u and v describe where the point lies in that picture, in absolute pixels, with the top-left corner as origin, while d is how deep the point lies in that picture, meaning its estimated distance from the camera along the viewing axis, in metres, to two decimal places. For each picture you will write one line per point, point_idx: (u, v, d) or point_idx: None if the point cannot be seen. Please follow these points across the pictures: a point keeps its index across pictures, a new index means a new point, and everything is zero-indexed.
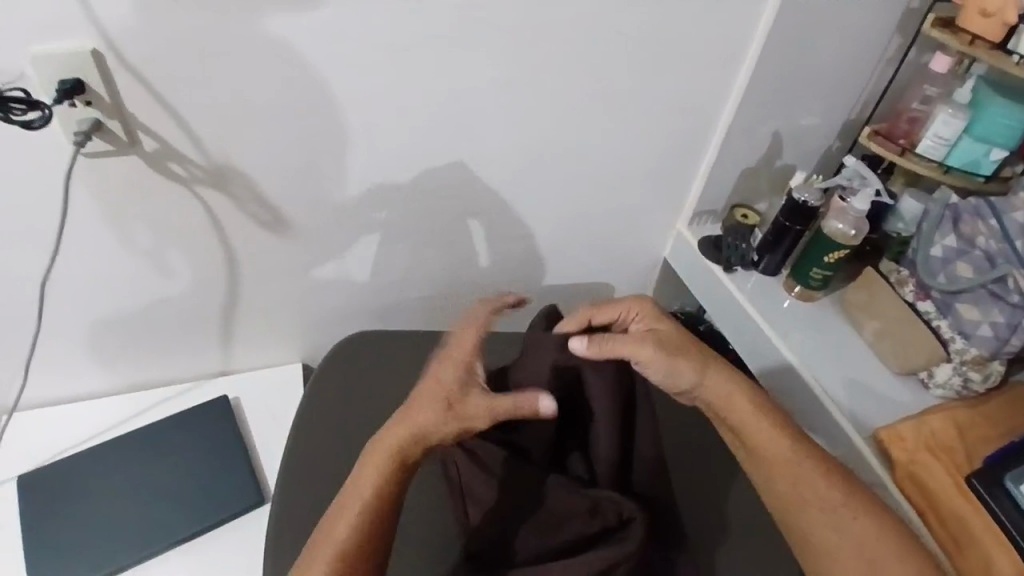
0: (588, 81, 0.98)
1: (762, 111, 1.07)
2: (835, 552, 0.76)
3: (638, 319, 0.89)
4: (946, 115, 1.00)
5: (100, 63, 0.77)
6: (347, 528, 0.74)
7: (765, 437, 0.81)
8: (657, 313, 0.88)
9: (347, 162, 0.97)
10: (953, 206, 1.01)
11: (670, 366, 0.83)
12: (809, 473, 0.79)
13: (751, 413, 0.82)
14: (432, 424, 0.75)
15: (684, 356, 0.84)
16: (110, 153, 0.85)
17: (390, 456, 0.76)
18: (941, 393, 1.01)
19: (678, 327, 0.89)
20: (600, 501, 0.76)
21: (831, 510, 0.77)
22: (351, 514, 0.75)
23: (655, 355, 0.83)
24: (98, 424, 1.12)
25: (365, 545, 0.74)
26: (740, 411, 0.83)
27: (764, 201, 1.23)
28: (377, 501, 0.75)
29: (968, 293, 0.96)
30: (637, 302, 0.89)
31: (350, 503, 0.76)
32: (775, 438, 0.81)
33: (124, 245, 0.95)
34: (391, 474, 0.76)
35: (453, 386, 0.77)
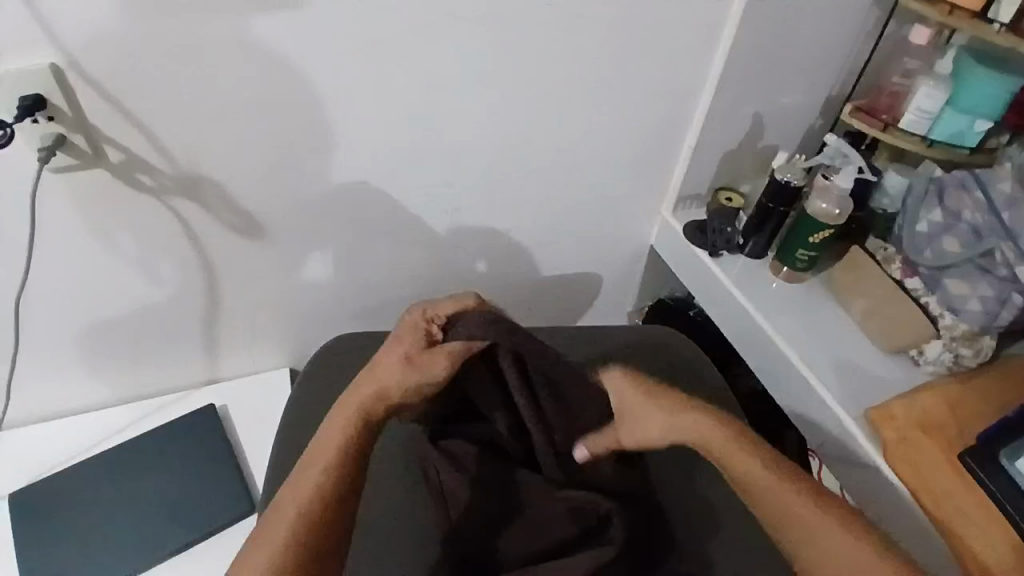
0: (562, 70, 0.96)
1: (740, 92, 1.06)
2: (832, 561, 0.75)
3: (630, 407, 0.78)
4: (927, 88, 0.99)
5: (60, 77, 0.76)
6: (304, 496, 0.73)
7: (750, 467, 0.77)
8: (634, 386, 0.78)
9: (322, 164, 0.96)
10: (938, 179, 1.00)
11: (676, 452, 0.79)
12: (791, 505, 0.76)
13: (734, 452, 0.78)
14: (391, 372, 0.76)
15: (663, 426, 0.76)
16: (77, 166, 0.84)
17: (347, 415, 0.76)
18: (931, 370, 0.99)
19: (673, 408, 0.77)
20: (581, 504, 0.75)
21: (821, 539, 0.75)
22: (310, 483, 0.73)
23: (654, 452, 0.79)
24: (86, 438, 1.11)
25: (320, 517, 0.72)
26: (719, 450, 0.77)
27: (748, 183, 1.21)
28: (339, 466, 0.74)
29: (957, 268, 0.96)
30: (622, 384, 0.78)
31: (309, 473, 0.74)
32: (755, 469, 0.77)
33: (99, 258, 0.94)
34: (348, 433, 0.75)
35: (415, 340, 0.77)
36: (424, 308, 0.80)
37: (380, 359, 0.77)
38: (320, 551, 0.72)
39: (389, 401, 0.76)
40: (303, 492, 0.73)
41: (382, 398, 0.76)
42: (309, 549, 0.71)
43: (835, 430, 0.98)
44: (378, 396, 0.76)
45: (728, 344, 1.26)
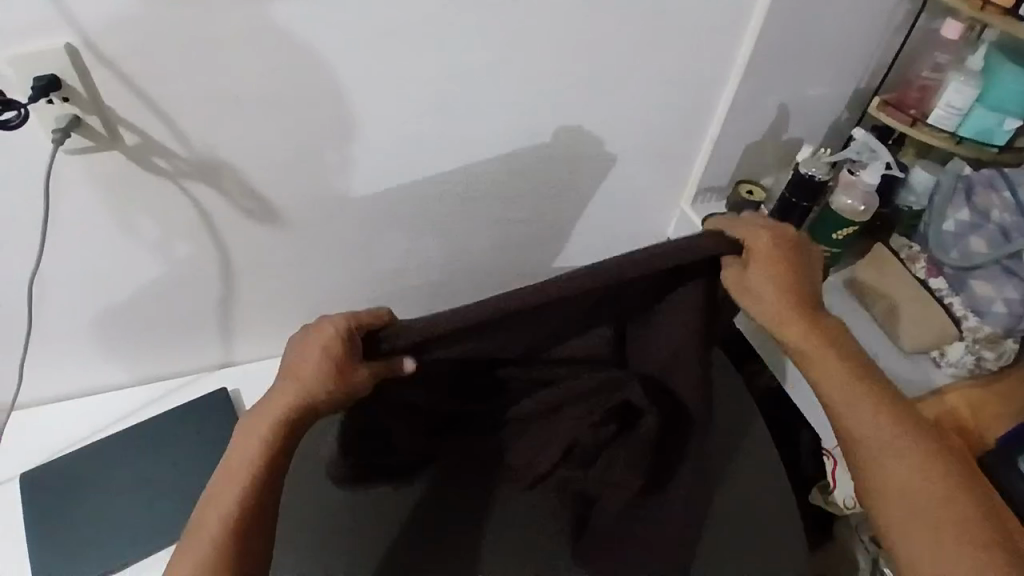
0: (585, 58, 0.94)
1: (766, 83, 1.03)
2: (898, 493, 0.75)
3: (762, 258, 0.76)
4: (958, 83, 0.96)
5: (75, 57, 0.74)
6: (226, 506, 0.69)
7: (829, 372, 0.78)
8: (777, 254, 0.75)
9: (343, 154, 0.95)
10: (967, 177, 0.98)
11: (768, 309, 0.77)
12: (864, 416, 0.77)
13: (814, 343, 0.78)
14: (310, 386, 0.70)
15: (768, 294, 0.76)
16: (91, 148, 0.82)
17: (266, 428, 0.71)
18: (953, 372, 0.97)
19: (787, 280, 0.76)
20: (613, 384, 0.86)
21: (888, 455, 0.76)
22: (231, 488, 0.70)
23: (748, 293, 0.77)
24: (98, 420, 1.11)
25: (247, 522, 0.70)
26: (815, 354, 0.78)
27: (770, 176, 1.19)
28: (260, 472, 0.71)
29: (984, 269, 0.95)
30: (766, 241, 0.75)
31: (229, 480, 0.71)
32: (833, 375, 0.78)
33: (112, 240, 0.93)
34: (266, 443, 0.71)
35: (337, 353, 0.69)
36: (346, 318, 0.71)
37: (302, 365, 0.71)
38: (249, 552, 0.70)
39: (314, 410, 0.71)
40: (228, 502, 0.69)
41: (304, 408, 0.71)
42: (240, 552, 0.69)
43: None
44: (300, 409, 0.71)
45: None
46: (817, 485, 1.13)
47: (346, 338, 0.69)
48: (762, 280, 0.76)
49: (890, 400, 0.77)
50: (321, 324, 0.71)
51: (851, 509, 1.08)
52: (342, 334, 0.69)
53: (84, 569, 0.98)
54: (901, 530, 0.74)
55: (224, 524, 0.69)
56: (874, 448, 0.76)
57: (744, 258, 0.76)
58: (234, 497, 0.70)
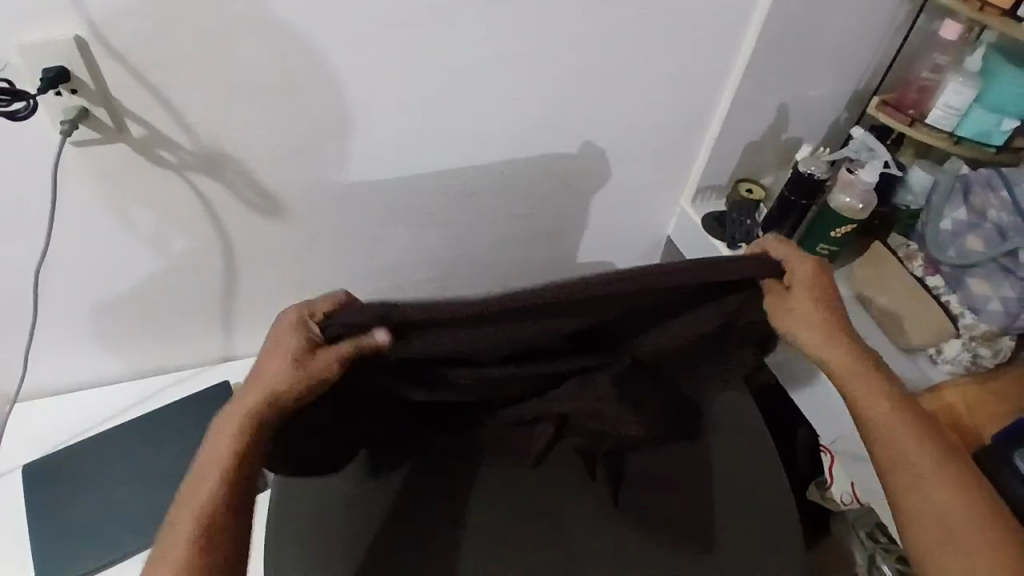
0: (587, 53, 0.95)
1: (766, 81, 1.04)
2: (925, 517, 0.73)
3: (801, 285, 0.74)
4: (955, 83, 0.98)
5: (84, 49, 0.76)
6: (200, 498, 0.67)
7: (863, 395, 0.76)
8: (818, 282, 0.74)
9: (343, 145, 0.95)
10: (964, 177, 0.99)
11: (809, 341, 0.75)
12: (898, 439, 0.75)
13: (857, 364, 0.76)
14: (276, 378, 0.66)
15: (808, 324, 0.74)
16: (98, 140, 0.83)
17: (236, 425, 0.68)
18: (948, 369, 0.98)
19: (824, 309, 0.75)
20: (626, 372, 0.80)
21: (920, 479, 0.73)
22: (207, 480, 0.68)
23: (791, 324, 0.75)
24: (102, 412, 1.12)
25: (217, 520, 0.67)
26: (849, 382, 0.76)
27: (770, 175, 1.20)
28: (233, 469, 0.68)
29: (980, 268, 0.95)
30: (805, 269, 0.74)
31: (202, 477, 0.68)
32: (866, 396, 0.76)
33: (117, 231, 0.94)
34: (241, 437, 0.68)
35: (294, 342, 0.67)
36: (298, 312, 0.69)
37: (268, 358, 0.68)
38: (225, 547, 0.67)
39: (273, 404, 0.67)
40: (203, 496, 0.67)
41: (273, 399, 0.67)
42: (210, 548, 0.66)
43: (849, 426, 0.97)
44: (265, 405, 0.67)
45: None
46: (814, 482, 1.14)
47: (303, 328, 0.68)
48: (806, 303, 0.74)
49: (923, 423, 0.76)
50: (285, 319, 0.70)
51: (849, 504, 1.08)
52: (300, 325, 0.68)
53: (84, 558, 0.98)
54: (933, 556, 0.71)
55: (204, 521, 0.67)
56: (914, 472, 0.74)
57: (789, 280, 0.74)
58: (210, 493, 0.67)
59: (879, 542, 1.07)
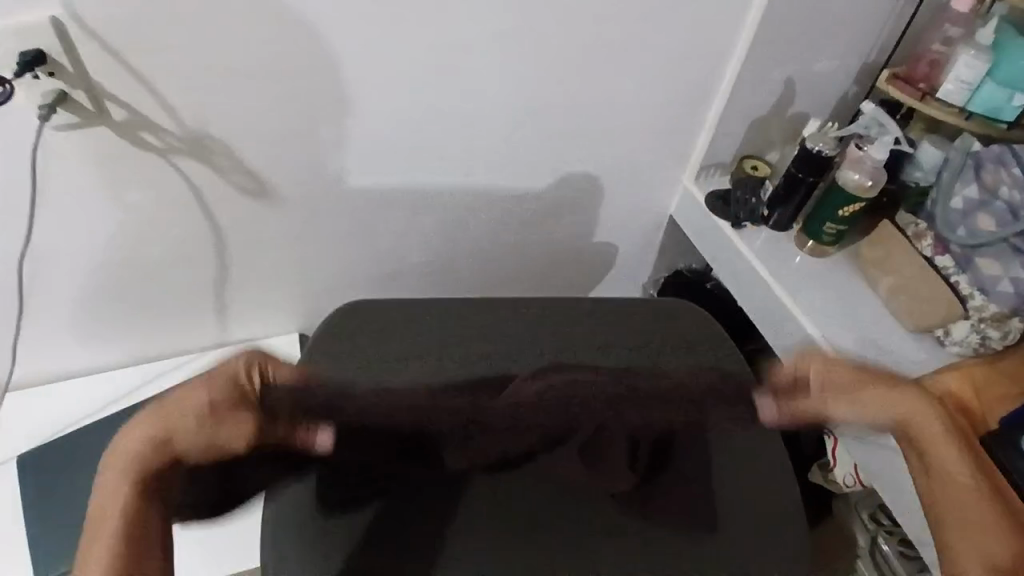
0: (589, 29, 0.91)
1: (773, 55, 1.01)
2: None
3: (817, 377, 0.83)
4: (967, 56, 0.95)
5: (61, 30, 0.72)
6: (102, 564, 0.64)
7: (948, 462, 0.77)
8: (829, 374, 0.83)
9: (338, 128, 0.92)
10: (976, 154, 0.96)
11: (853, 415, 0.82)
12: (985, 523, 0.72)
13: (940, 415, 0.79)
14: (194, 436, 0.70)
15: (849, 408, 0.81)
16: (77, 124, 0.80)
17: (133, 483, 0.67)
18: (958, 350, 0.95)
19: (859, 393, 0.81)
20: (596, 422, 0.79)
21: None
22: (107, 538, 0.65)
23: (840, 407, 0.82)
24: (95, 400, 1.10)
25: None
26: (930, 441, 0.78)
27: (775, 152, 1.17)
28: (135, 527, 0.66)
29: (990, 247, 0.93)
30: (814, 362, 0.84)
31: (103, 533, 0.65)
32: (954, 463, 0.76)
33: (101, 218, 0.91)
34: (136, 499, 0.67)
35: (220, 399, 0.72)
36: (216, 376, 0.73)
37: (173, 414, 0.70)
38: None
39: (167, 452, 0.69)
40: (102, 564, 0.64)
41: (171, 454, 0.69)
42: None
43: None
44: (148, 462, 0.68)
45: (745, 317, 1.23)
46: (817, 463, 1.13)
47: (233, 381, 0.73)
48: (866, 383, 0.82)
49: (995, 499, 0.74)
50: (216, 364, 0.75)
51: (851, 486, 1.07)
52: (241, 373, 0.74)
53: (78, 549, 0.97)
54: None
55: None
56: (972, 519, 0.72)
57: (806, 386, 0.84)
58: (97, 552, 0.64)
59: (881, 525, 1.11)
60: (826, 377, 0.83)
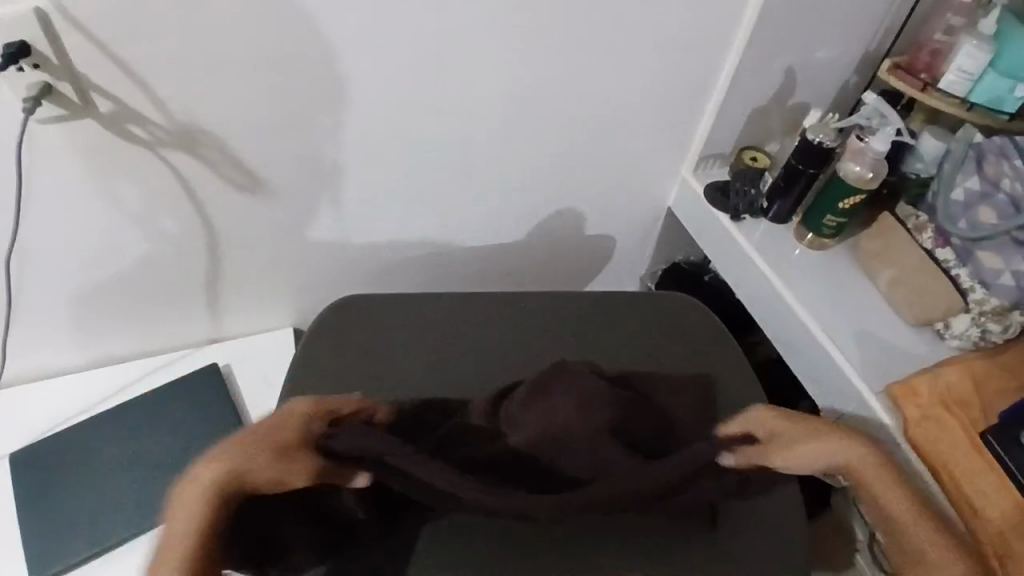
0: (586, 18, 0.89)
1: (773, 45, 0.99)
2: None
3: (767, 424, 0.79)
4: (969, 46, 0.93)
5: (45, 21, 0.70)
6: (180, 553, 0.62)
7: (890, 495, 0.73)
8: (777, 418, 0.79)
9: (332, 120, 0.90)
10: (978, 145, 0.95)
11: (817, 464, 0.75)
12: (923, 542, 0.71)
13: (881, 482, 0.73)
14: (262, 466, 0.67)
15: (808, 452, 0.75)
16: (64, 117, 0.78)
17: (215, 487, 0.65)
18: (958, 344, 0.95)
19: (812, 429, 0.77)
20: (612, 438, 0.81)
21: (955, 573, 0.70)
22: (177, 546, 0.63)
23: (796, 456, 0.76)
24: (88, 396, 1.08)
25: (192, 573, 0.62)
26: (876, 485, 0.73)
27: (775, 143, 1.15)
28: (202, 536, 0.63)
29: (991, 240, 0.92)
30: (761, 411, 0.80)
31: (178, 533, 0.63)
32: (898, 496, 0.73)
33: (90, 213, 0.89)
34: (213, 503, 0.65)
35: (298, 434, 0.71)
36: (290, 414, 0.73)
37: (257, 442, 0.69)
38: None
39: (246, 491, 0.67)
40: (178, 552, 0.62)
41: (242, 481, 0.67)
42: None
43: (855, 404, 0.94)
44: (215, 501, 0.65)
45: (744, 311, 1.26)
46: None
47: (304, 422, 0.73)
48: (803, 442, 0.76)
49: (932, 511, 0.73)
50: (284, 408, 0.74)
51: None
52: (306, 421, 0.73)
53: (70, 548, 0.96)
54: None
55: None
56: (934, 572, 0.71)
57: (761, 436, 0.79)
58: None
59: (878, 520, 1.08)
60: (784, 424, 0.78)
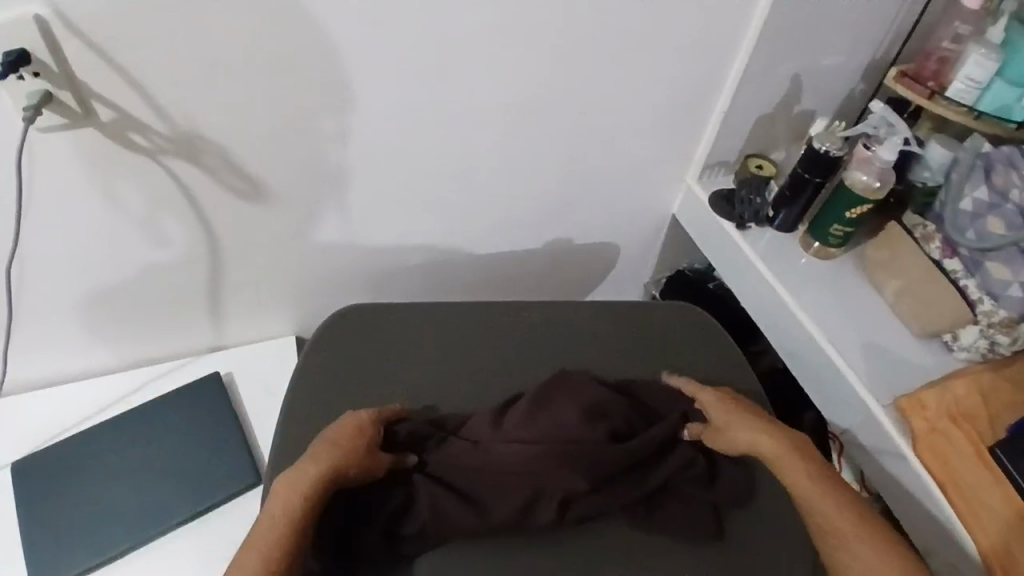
0: (591, 26, 0.89)
1: (779, 52, 0.98)
2: None
3: (712, 407, 0.88)
4: (978, 55, 0.92)
5: (46, 30, 0.69)
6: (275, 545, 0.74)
7: (799, 474, 0.82)
8: (726, 404, 0.88)
9: (335, 126, 0.89)
10: (986, 155, 0.94)
11: (749, 444, 0.85)
12: (830, 514, 0.79)
13: (786, 460, 0.83)
14: (345, 455, 0.80)
15: (742, 436, 0.85)
16: (65, 126, 0.77)
17: (308, 488, 0.77)
18: (965, 356, 0.94)
19: (746, 422, 0.86)
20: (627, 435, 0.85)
21: (853, 548, 0.77)
22: (272, 537, 0.74)
23: (728, 437, 0.85)
24: (89, 406, 1.08)
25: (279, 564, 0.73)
26: (790, 468, 0.82)
27: (780, 150, 1.15)
28: (292, 532, 0.75)
29: (999, 252, 0.91)
30: (713, 393, 0.90)
31: (272, 528, 0.75)
32: (802, 479, 0.81)
33: (91, 222, 0.88)
34: (304, 501, 0.77)
35: (372, 433, 0.83)
36: (359, 417, 0.84)
37: (338, 438, 0.82)
38: None
39: (340, 480, 0.79)
40: (271, 544, 0.74)
41: (333, 476, 0.78)
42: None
43: (860, 414, 0.94)
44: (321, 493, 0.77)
45: (748, 319, 1.25)
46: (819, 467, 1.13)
47: (376, 425, 0.84)
48: (733, 428, 0.86)
49: (847, 495, 0.81)
50: (353, 412, 0.85)
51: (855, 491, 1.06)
52: (375, 423, 0.84)
53: (69, 559, 0.95)
54: None
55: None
56: (838, 536, 0.78)
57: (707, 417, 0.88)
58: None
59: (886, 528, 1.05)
60: (726, 409, 0.88)
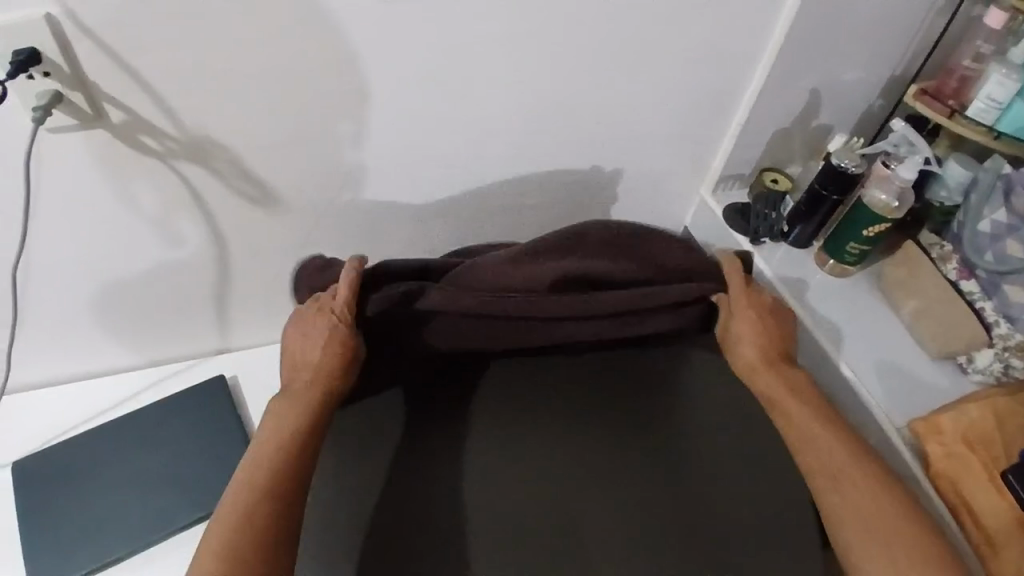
0: (607, 35, 0.87)
1: (798, 66, 0.97)
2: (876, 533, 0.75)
3: (741, 310, 0.92)
4: (999, 75, 0.91)
5: (57, 29, 0.68)
6: (272, 462, 0.76)
7: (798, 413, 0.85)
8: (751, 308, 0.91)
9: (348, 132, 0.88)
10: (1007, 176, 0.92)
11: (754, 359, 0.90)
12: (828, 451, 0.82)
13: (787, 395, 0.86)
14: (324, 355, 0.82)
15: (753, 346, 0.90)
16: (76, 127, 0.76)
17: (305, 401, 0.81)
18: (980, 379, 0.94)
19: (762, 335, 0.90)
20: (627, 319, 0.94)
21: (857, 498, 0.78)
22: (268, 460, 0.76)
23: (749, 340, 0.90)
24: (93, 408, 1.07)
25: (281, 483, 0.75)
26: (785, 400, 0.86)
27: (797, 164, 1.14)
28: (288, 449, 0.77)
29: (1019, 274, 0.90)
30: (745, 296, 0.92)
31: (270, 451, 0.77)
32: (801, 415, 0.85)
33: (100, 223, 0.87)
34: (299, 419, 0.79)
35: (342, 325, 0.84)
36: (324, 307, 0.85)
37: (314, 338, 0.83)
38: (290, 499, 0.75)
39: (327, 383, 0.82)
40: (276, 462, 0.76)
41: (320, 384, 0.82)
42: (281, 496, 0.74)
43: (873, 432, 0.93)
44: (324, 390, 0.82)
45: None
46: None
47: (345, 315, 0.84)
48: (745, 340, 0.90)
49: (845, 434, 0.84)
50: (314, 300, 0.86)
51: None
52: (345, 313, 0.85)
53: (76, 560, 0.94)
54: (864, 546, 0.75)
55: (248, 543, 0.70)
56: (838, 479, 0.80)
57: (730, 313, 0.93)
58: (252, 505, 0.72)
59: None
60: (753, 315, 0.91)
